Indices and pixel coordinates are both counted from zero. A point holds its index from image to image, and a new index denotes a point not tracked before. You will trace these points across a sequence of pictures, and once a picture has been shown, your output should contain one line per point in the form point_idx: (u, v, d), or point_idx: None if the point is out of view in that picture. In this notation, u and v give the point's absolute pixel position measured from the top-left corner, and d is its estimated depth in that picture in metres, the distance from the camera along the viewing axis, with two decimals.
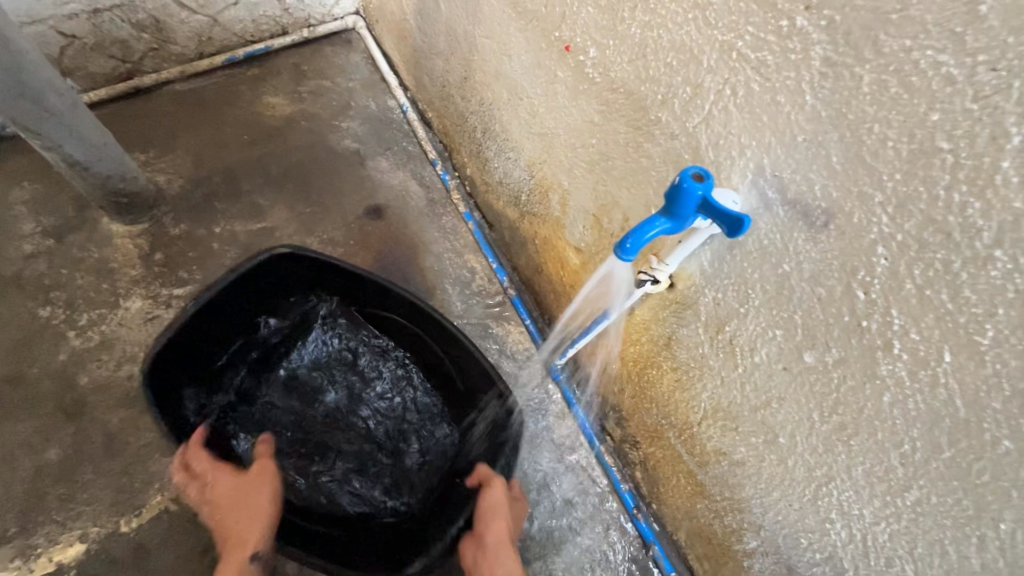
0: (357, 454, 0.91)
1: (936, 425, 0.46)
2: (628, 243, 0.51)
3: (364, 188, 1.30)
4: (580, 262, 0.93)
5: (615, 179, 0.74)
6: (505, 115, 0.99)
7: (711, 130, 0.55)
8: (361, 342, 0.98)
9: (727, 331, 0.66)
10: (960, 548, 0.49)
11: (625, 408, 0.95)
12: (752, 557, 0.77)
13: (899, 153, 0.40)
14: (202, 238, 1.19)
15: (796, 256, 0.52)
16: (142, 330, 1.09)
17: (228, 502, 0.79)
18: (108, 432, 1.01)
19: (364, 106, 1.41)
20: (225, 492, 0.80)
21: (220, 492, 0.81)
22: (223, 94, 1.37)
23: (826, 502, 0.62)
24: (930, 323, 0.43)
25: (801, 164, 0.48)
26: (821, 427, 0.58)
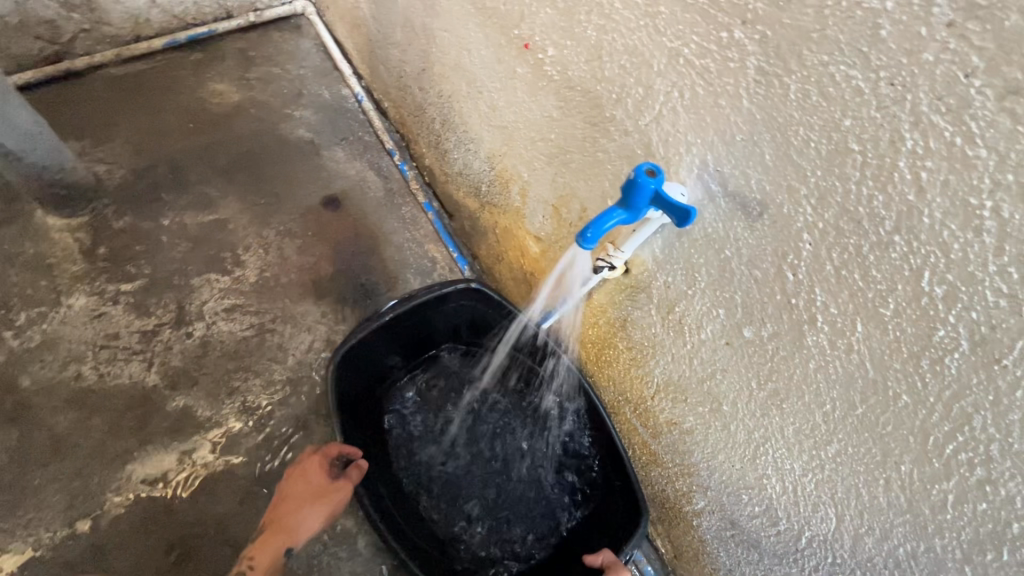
0: (470, 487, 0.97)
1: (851, 386, 0.54)
2: (589, 233, 0.56)
3: (320, 178, 1.29)
4: (539, 250, 0.98)
5: (573, 171, 0.79)
6: (465, 108, 1.01)
7: (661, 128, 0.60)
8: (487, 379, 1.05)
9: (677, 311, 0.72)
10: (871, 489, 0.57)
11: None
12: (700, 516, 0.85)
13: (819, 152, 0.46)
14: (149, 231, 1.15)
15: (735, 242, 0.58)
16: (88, 328, 1.05)
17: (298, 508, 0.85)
18: (57, 435, 0.97)
19: (317, 94, 1.38)
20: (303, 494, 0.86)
21: (304, 484, 0.86)
22: (165, 80, 1.31)
23: (763, 460, 0.70)
24: (845, 299, 0.50)
25: (739, 160, 0.54)
26: (758, 393, 0.66)
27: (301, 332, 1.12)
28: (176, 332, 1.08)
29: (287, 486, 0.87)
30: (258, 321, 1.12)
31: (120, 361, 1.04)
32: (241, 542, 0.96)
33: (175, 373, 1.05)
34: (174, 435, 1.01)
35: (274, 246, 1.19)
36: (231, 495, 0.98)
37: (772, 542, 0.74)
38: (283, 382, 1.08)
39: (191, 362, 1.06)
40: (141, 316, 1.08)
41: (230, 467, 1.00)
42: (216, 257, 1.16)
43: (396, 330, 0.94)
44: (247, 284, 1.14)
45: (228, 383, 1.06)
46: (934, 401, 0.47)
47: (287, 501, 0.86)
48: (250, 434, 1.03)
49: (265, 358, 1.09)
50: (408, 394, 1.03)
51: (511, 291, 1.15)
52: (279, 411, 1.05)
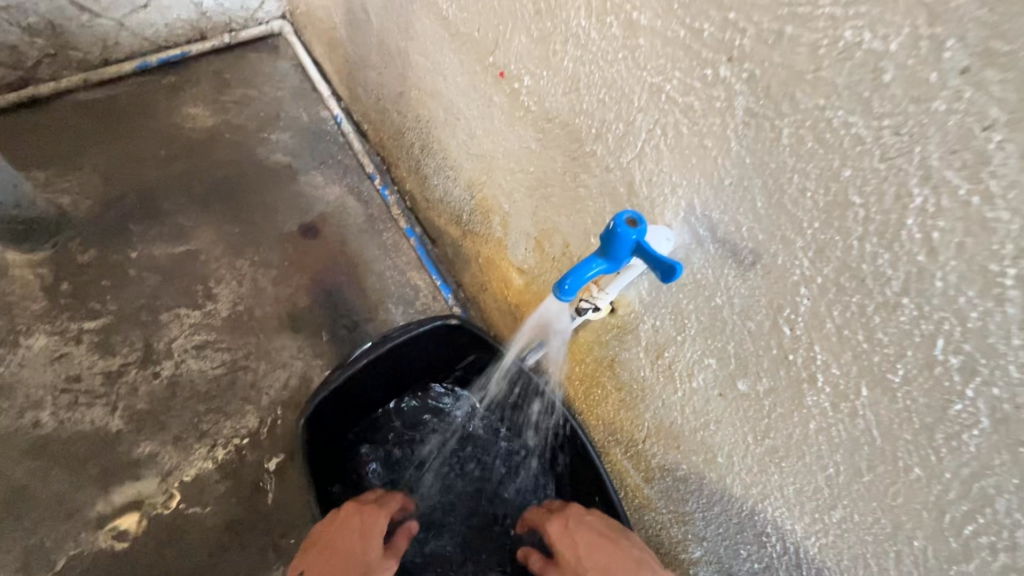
0: (452, 538, 0.89)
1: (856, 452, 0.49)
2: (567, 284, 0.52)
3: (298, 205, 1.24)
4: (523, 282, 0.92)
5: (554, 205, 0.74)
6: (443, 134, 0.97)
7: (644, 167, 0.56)
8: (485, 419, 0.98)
9: (666, 356, 0.67)
10: (880, 561, 0.52)
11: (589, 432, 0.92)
12: (697, 566, 0.79)
13: (817, 203, 0.42)
14: (116, 265, 1.10)
15: (727, 290, 0.54)
16: (48, 371, 0.99)
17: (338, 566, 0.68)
18: (11, 488, 0.91)
19: (295, 116, 1.34)
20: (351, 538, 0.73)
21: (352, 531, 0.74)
22: (136, 105, 1.27)
23: (763, 517, 0.64)
24: (849, 360, 0.45)
25: (729, 206, 0.49)
26: (755, 448, 0.61)
27: (276, 369, 1.07)
28: (142, 372, 1.02)
29: (334, 538, 0.72)
30: (230, 358, 1.06)
31: (82, 405, 0.98)
32: None
33: (141, 417, 0.99)
34: (138, 484, 0.95)
35: (247, 277, 1.14)
36: (200, 547, 0.92)
37: None
38: (256, 423, 1.02)
39: (158, 405, 1.00)
40: (106, 356, 1.02)
41: (198, 517, 0.94)
42: (187, 291, 1.10)
43: (378, 369, 0.89)
44: (219, 319, 1.09)
45: (197, 427, 1.00)
46: (950, 477, 0.42)
47: (330, 555, 0.69)
48: (219, 480, 0.97)
49: (237, 398, 1.03)
50: (389, 434, 0.97)
51: (494, 321, 1.10)
52: (251, 454, 0.99)
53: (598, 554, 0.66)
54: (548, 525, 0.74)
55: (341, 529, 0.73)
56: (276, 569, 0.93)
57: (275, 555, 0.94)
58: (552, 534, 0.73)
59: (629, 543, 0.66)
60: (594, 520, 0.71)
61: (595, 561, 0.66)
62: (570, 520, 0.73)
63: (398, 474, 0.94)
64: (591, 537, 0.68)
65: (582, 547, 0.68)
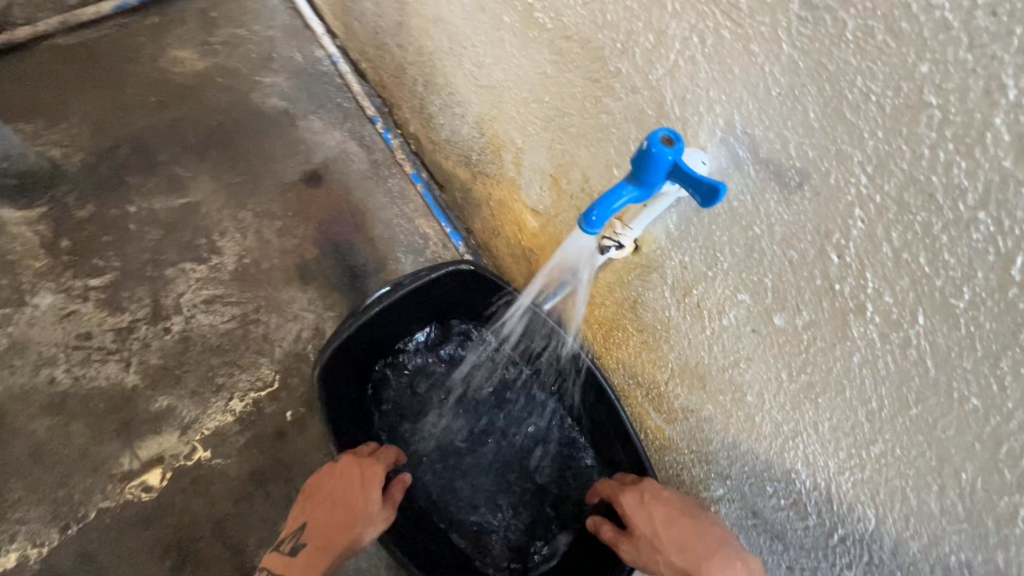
0: (469, 480, 0.91)
1: (904, 384, 0.46)
2: (594, 216, 0.48)
3: (298, 152, 1.18)
4: (538, 224, 0.88)
5: (572, 137, 0.69)
6: (448, 67, 0.91)
7: (677, 83, 0.50)
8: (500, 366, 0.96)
9: (695, 294, 0.64)
10: (921, 494, 0.51)
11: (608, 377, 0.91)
12: (719, 503, 0.78)
13: (883, 108, 0.37)
14: (116, 220, 1.07)
15: (767, 218, 0.50)
16: (58, 328, 0.98)
17: (342, 516, 0.74)
18: (34, 443, 0.92)
19: (289, 57, 1.26)
20: (329, 492, 0.76)
21: (335, 484, 0.77)
22: (120, 49, 1.20)
23: (793, 454, 0.63)
24: (905, 287, 0.42)
25: (776, 120, 0.44)
26: (789, 385, 0.58)
27: (288, 322, 1.05)
28: (153, 328, 1.01)
29: (336, 488, 0.76)
30: (241, 311, 1.04)
31: (96, 361, 0.97)
32: (239, 544, 0.92)
33: (155, 372, 0.98)
34: (158, 437, 0.95)
35: (252, 229, 1.10)
36: (225, 496, 0.94)
37: (799, 535, 0.67)
38: (272, 375, 1.01)
39: (171, 360, 1.00)
40: (115, 313, 1.01)
41: (221, 468, 0.95)
42: (191, 244, 1.07)
43: (392, 316, 0.87)
44: (226, 273, 1.06)
45: (213, 380, 1.00)
46: (1012, 408, 0.40)
47: (335, 506, 0.75)
48: (239, 432, 0.97)
49: (250, 351, 1.02)
50: (401, 379, 0.96)
51: (508, 267, 1.06)
52: (268, 406, 0.99)
53: (675, 530, 0.69)
54: (622, 496, 0.74)
55: (343, 481, 0.76)
56: None
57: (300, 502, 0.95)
58: (628, 508, 0.73)
59: (709, 522, 0.69)
60: (670, 495, 0.72)
61: (674, 537, 0.69)
62: (647, 496, 0.73)
63: (412, 419, 0.94)
64: (669, 512, 0.71)
65: (659, 522, 0.70)
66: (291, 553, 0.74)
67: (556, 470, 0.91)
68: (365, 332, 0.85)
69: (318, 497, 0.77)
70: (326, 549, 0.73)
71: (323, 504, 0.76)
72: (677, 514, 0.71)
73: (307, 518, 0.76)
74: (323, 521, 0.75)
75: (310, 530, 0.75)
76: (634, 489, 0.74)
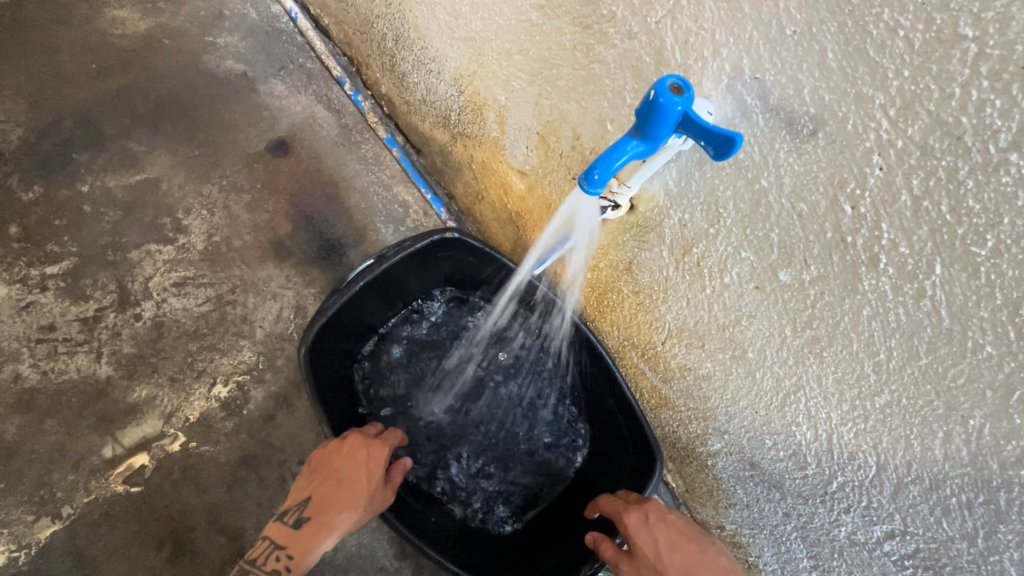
0: (467, 455, 0.89)
1: (915, 335, 0.46)
2: (596, 174, 0.46)
3: (261, 119, 1.10)
4: (525, 187, 0.84)
5: (562, 90, 0.65)
6: (419, 18, 0.87)
7: (679, 25, 0.48)
8: (492, 334, 0.94)
9: (695, 252, 0.62)
10: (925, 441, 0.51)
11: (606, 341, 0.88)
12: (716, 457, 0.79)
13: (911, 45, 0.36)
14: (67, 201, 0.99)
15: (776, 169, 0.48)
16: (17, 322, 0.92)
17: (347, 496, 0.72)
18: (5, 443, 0.87)
19: (242, 13, 1.16)
20: (333, 470, 0.74)
21: (340, 460, 0.74)
22: (52, 11, 1.10)
23: (793, 408, 0.63)
24: (923, 237, 0.41)
25: (790, 63, 0.42)
26: (793, 340, 0.58)
27: (267, 301, 1.00)
28: (122, 315, 0.95)
29: (343, 466, 0.74)
30: (215, 293, 0.99)
31: (63, 354, 0.92)
32: (236, 529, 0.89)
33: (130, 361, 0.93)
34: (141, 428, 0.91)
35: (219, 205, 1.04)
36: (218, 483, 0.91)
37: (798, 484, 0.68)
38: (255, 359, 0.97)
39: (146, 347, 0.95)
40: (78, 302, 0.94)
41: (210, 455, 0.91)
42: (154, 224, 1.00)
43: (379, 287, 0.84)
44: (195, 253, 1.00)
45: (193, 366, 0.95)
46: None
47: (340, 485, 0.73)
48: (225, 418, 0.93)
49: (229, 334, 0.97)
50: (392, 353, 0.92)
51: (494, 232, 1.03)
52: (255, 389, 0.95)
53: (679, 555, 0.67)
54: (624, 516, 0.70)
55: (348, 460, 0.74)
56: None
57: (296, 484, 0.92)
58: (631, 528, 0.69)
59: (714, 552, 0.68)
60: (675, 519, 0.70)
61: (678, 561, 0.67)
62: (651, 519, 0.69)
63: (405, 395, 0.91)
64: (674, 536, 0.68)
65: (664, 545, 0.68)
66: (293, 526, 0.71)
67: (556, 439, 0.90)
68: (351, 307, 0.82)
69: (320, 474, 0.74)
70: (329, 528, 0.71)
71: (324, 482, 0.73)
72: (681, 538, 0.68)
73: (309, 493, 0.73)
74: (327, 498, 0.72)
75: (314, 506, 0.72)
76: (638, 510, 0.71)
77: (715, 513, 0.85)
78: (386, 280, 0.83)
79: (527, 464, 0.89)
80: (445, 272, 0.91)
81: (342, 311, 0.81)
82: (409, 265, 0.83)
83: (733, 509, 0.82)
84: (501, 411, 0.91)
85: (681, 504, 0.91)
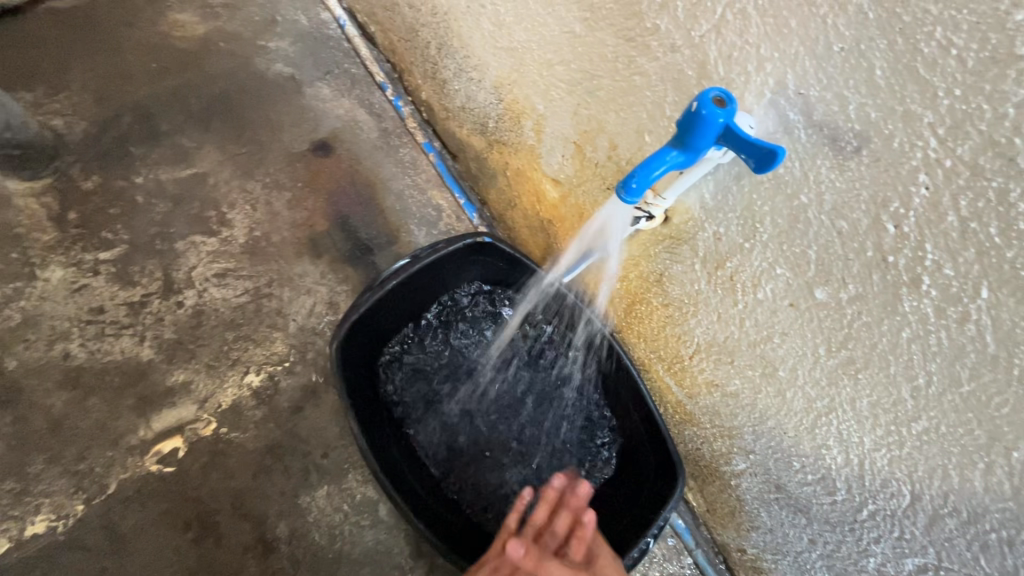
0: (487, 458, 0.89)
1: (957, 360, 0.45)
2: (634, 183, 0.47)
3: (305, 120, 1.14)
4: (558, 195, 0.85)
5: (601, 101, 0.66)
6: (464, 27, 0.90)
7: (723, 39, 0.49)
8: (520, 339, 0.95)
9: (728, 267, 0.62)
10: (964, 472, 0.50)
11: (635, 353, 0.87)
12: (740, 478, 0.77)
13: (964, 64, 0.36)
14: (122, 191, 1.04)
15: (817, 185, 0.47)
16: (70, 303, 0.97)
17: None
18: (52, 417, 0.91)
19: (293, 20, 1.22)
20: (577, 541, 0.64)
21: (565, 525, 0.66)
22: (119, 13, 1.17)
23: (824, 431, 0.61)
24: (970, 259, 0.40)
25: (835, 79, 0.42)
26: (827, 360, 0.56)
27: (301, 295, 1.03)
28: (165, 302, 1.00)
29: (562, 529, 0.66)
30: (253, 286, 1.03)
31: (110, 336, 0.96)
32: (260, 516, 0.91)
33: (170, 347, 0.97)
34: (176, 411, 0.95)
35: (261, 201, 1.08)
36: (245, 470, 0.93)
37: (825, 510, 0.66)
38: (287, 351, 1.00)
39: (186, 334, 0.98)
40: (126, 287, 0.99)
41: (239, 441, 0.94)
42: (199, 217, 1.05)
43: (412, 287, 0.86)
44: (236, 246, 1.04)
45: (227, 355, 0.99)
46: None
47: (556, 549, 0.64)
48: (255, 406, 0.96)
49: (264, 325, 1.01)
50: (420, 353, 0.93)
51: (524, 240, 1.03)
52: (285, 380, 0.98)
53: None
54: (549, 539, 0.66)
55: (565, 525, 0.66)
56: (321, 488, 0.93)
57: (318, 476, 0.94)
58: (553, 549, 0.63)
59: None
60: None
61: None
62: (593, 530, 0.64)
63: (432, 391, 0.92)
64: None
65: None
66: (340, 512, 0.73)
67: (577, 451, 0.89)
68: (385, 305, 0.84)
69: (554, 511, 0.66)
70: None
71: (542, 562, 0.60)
72: None
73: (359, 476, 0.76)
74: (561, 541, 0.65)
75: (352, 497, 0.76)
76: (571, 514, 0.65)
77: (737, 536, 0.83)
78: (418, 281, 0.85)
79: (545, 474, 0.89)
80: (477, 276, 0.92)
81: (374, 308, 0.83)
82: (441, 267, 0.85)
83: (756, 532, 0.80)
84: (523, 417, 0.91)
85: (701, 525, 0.88)
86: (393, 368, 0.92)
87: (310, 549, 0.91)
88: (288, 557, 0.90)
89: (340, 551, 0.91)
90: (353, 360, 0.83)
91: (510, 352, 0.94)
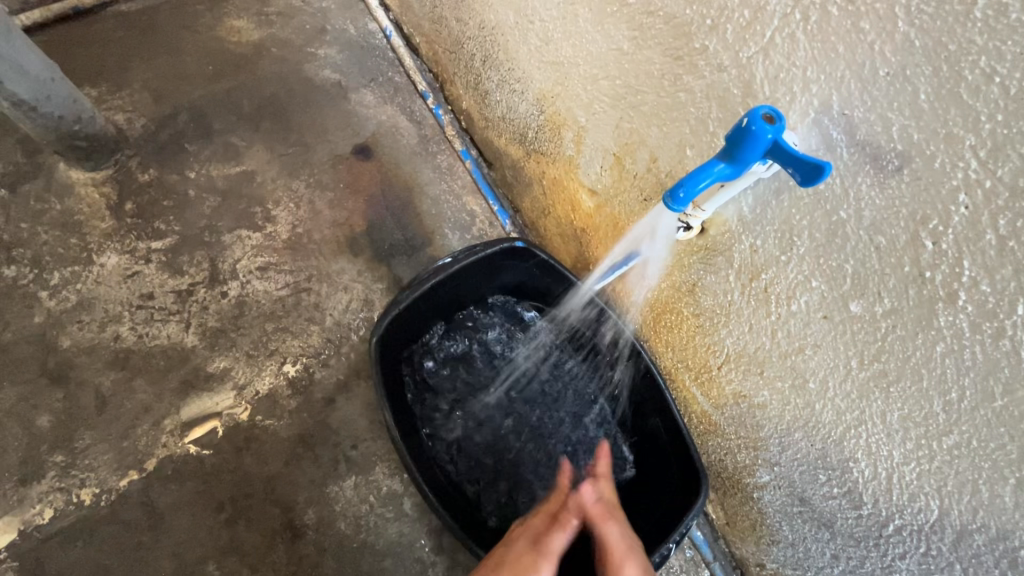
0: (513, 457, 0.91)
1: (991, 375, 0.46)
2: (681, 193, 0.50)
3: (349, 124, 1.19)
4: (594, 205, 0.88)
5: (644, 115, 0.70)
6: (511, 41, 0.94)
7: (771, 61, 0.51)
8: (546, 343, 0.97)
9: (763, 279, 0.64)
10: (994, 487, 0.51)
11: (661, 362, 0.89)
12: (763, 490, 0.78)
13: (1007, 91, 0.38)
14: (175, 185, 1.10)
15: (856, 201, 0.50)
16: (123, 288, 1.02)
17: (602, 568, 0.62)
18: (101, 396, 0.96)
19: (342, 29, 1.28)
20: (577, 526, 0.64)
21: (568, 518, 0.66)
22: (180, 18, 1.24)
23: (853, 443, 0.62)
24: (1007, 275, 0.42)
25: (880, 101, 0.45)
26: (858, 373, 0.58)
27: (338, 291, 1.07)
28: (210, 291, 1.04)
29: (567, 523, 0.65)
30: (293, 280, 1.07)
31: (157, 321, 1.01)
32: (289, 502, 0.94)
33: (213, 334, 1.02)
34: (216, 395, 0.98)
35: (304, 200, 1.12)
36: (278, 456, 0.96)
37: (850, 524, 0.67)
38: (322, 344, 1.03)
39: (228, 322, 1.03)
40: (175, 275, 1.04)
41: (273, 429, 0.98)
42: (246, 212, 1.10)
43: (448, 286, 0.89)
44: (279, 241, 1.09)
45: (266, 345, 1.02)
46: None
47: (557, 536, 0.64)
48: (290, 396, 1.00)
49: (302, 318, 1.05)
50: (449, 351, 0.96)
51: (556, 247, 1.06)
52: (319, 372, 1.02)
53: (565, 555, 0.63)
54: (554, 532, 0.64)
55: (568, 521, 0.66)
56: (349, 479, 0.96)
57: (347, 467, 0.97)
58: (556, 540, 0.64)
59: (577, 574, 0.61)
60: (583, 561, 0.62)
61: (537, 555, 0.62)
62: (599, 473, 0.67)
63: (460, 389, 0.94)
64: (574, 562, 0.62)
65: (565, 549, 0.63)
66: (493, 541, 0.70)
67: (599, 458, 0.91)
68: (424, 301, 0.88)
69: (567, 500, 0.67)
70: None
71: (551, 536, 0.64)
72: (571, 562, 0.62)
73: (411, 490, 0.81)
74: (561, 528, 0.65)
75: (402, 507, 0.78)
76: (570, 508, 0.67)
77: (757, 549, 0.84)
78: (455, 281, 0.89)
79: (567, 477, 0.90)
80: (509, 279, 0.95)
81: (414, 304, 0.86)
82: (477, 268, 0.89)
83: (777, 546, 0.80)
84: (547, 419, 0.93)
85: (720, 538, 0.89)
86: (423, 364, 0.94)
87: (336, 538, 0.93)
88: (315, 544, 0.92)
89: (365, 541, 0.93)
90: (389, 353, 0.87)
91: (537, 354, 0.97)
